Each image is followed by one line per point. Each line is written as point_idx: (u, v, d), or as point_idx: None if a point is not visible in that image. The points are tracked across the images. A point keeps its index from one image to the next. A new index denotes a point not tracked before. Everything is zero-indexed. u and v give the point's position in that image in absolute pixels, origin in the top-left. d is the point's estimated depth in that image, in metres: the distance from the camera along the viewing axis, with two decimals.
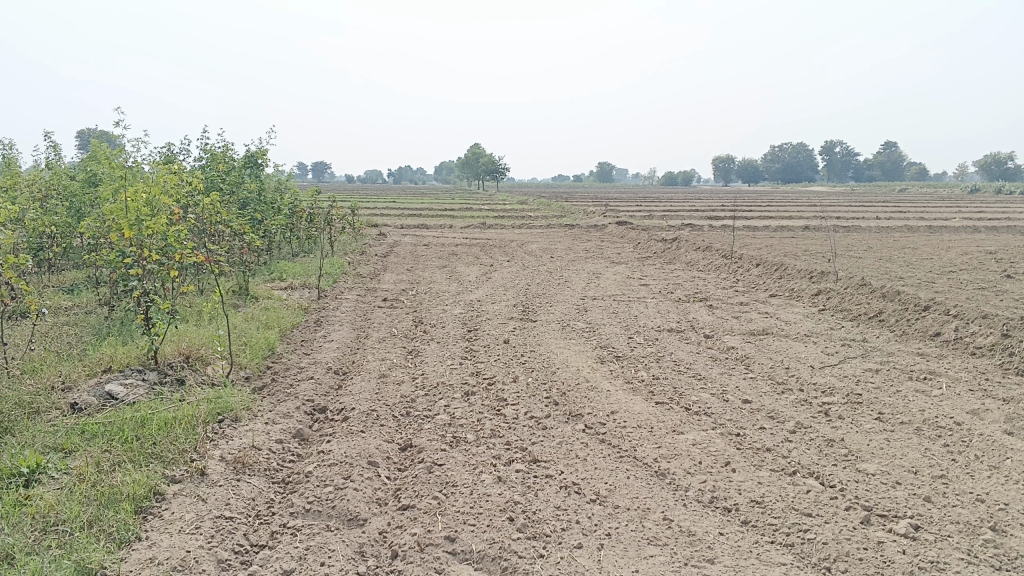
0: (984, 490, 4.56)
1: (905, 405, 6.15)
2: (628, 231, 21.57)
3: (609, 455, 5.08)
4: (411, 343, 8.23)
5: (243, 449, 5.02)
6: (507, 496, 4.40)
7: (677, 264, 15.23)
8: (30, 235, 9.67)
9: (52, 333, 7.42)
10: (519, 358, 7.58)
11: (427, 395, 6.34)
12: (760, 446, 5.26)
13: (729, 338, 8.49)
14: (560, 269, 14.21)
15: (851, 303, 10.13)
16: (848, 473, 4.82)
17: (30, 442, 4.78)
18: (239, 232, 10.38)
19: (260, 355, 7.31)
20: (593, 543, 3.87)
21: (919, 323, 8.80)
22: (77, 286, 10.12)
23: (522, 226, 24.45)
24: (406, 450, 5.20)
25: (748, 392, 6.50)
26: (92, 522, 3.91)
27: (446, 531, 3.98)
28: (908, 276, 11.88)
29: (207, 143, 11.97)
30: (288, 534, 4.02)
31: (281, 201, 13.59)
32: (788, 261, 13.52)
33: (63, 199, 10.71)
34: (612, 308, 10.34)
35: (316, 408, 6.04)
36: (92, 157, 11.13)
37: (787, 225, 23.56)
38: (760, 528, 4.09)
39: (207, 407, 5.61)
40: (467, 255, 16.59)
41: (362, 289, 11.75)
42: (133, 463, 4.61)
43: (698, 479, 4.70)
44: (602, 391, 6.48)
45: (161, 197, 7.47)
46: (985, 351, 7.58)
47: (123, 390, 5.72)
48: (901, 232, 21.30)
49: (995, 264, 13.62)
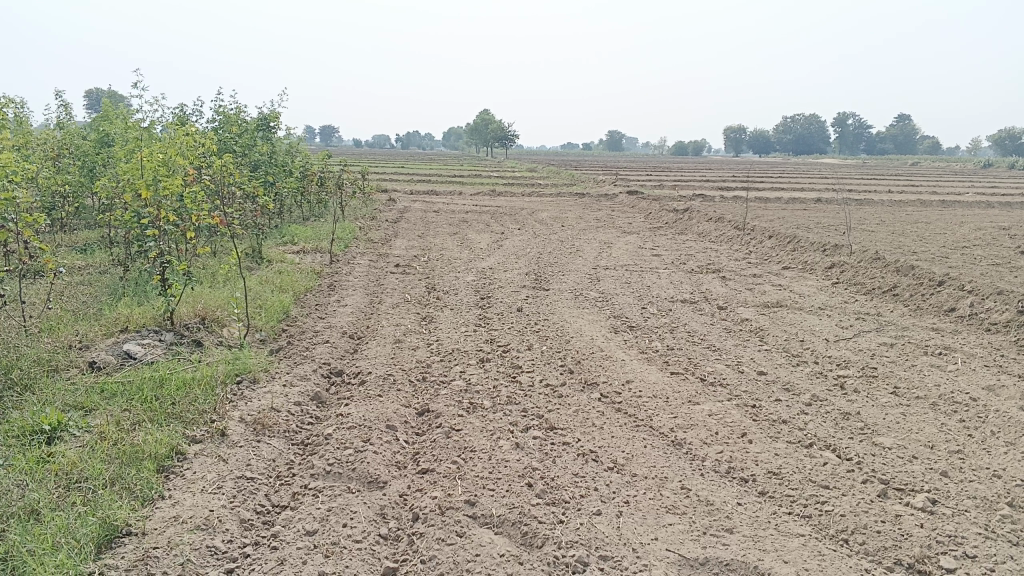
0: (1000, 465, 4.56)
1: (921, 380, 6.15)
2: (639, 202, 21.41)
3: (626, 424, 5.09)
4: (424, 310, 8.23)
5: (262, 411, 5.05)
6: (525, 462, 4.42)
7: (689, 235, 15.14)
8: (43, 194, 9.65)
9: (69, 293, 7.44)
10: (532, 326, 7.58)
11: (442, 361, 6.36)
12: (776, 418, 5.27)
13: (743, 310, 8.47)
14: (570, 239, 14.13)
15: (865, 277, 10.09)
16: (865, 446, 4.83)
17: (50, 400, 4.81)
18: (252, 194, 10.35)
19: (276, 318, 7.34)
20: (612, 510, 3.90)
21: (935, 298, 8.76)
22: (91, 246, 10.12)
23: (533, 193, 24.33)
24: (424, 415, 5.23)
25: (763, 363, 6.51)
26: (115, 480, 3.94)
27: (466, 495, 4.00)
28: (922, 250, 11.80)
29: (220, 104, 11.93)
30: (309, 496, 4.05)
31: (292, 164, 13.53)
32: (801, 234, 13.44)
33: (77, 157, 10.69)
34: (625, 278, 10.31)
35: (332, 372, 6.07)
36: (105, 116, 11.08)
37: (799, 197, 23.44)
38: (778, 499, 4.11)
39: (226, 368, 5.64)
40: (478, 222, 16.57)
41: (373, 254, 11.73)
42: (154, 423, 4.64)
43: (715, 449, 4.71)
44: (617, 360, 6.49)
45: (177, 157, 7.44)
46: (1000, 327, 7.55)
47: (141, 349, 5.75)
48: (914, 206, 21.15)
49: (1010, 240, 13.52)
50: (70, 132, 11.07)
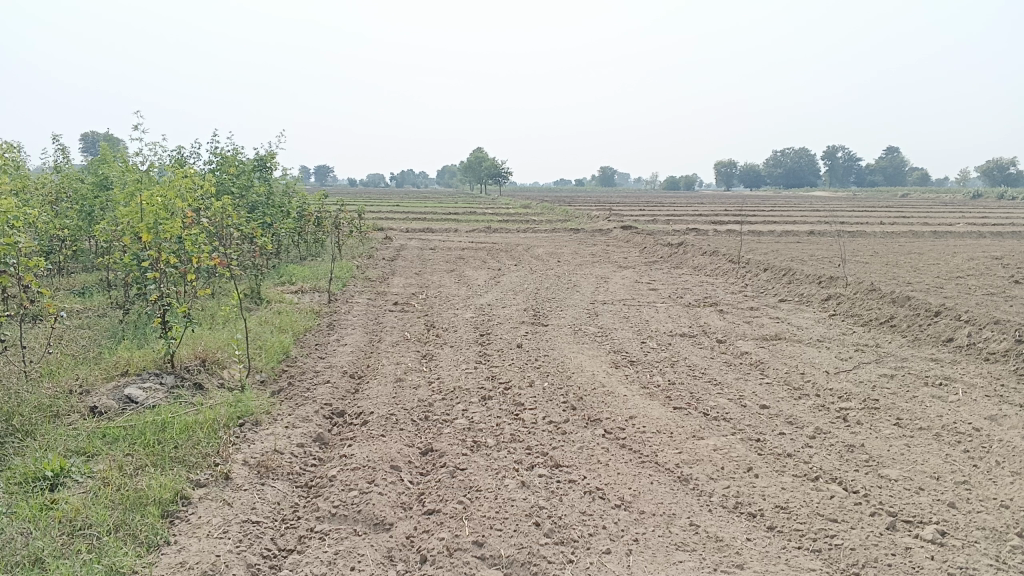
0: (1007, 496, 4.55)
1: (924, 410, 6.15)
2: (633, 236, 21.53)
3: (631, 460, 5.08)
4: (425, 348, 8.22)
5: (266, 453, 5.03)
6: (532, 500, 4.40)
7: (684, 269, 15.21)
8: (41, 238, 9.67)
9: (68, 337, 7.42)
10: (533, 362, 7.58)
11: (444, 400, 6.34)
12: (781, 451, 5.26)
13: (742, 343, 8.48)
14: (567, 274, 14.17)
15: (862, 308, 10.13)
16: (871, 478, 4.82)
17: (52, 446, 4.78)
18: (249, 234, 10.38)
19: (276, 359, 7.32)
20: (621, 548, 3.87)
21: (932, 328, 8.79)
22: (89, 289, 10.12)
23: (528, 230, 24.43)
24: (427, 454, 5.21)
25: (765, 397, 6.50)
26: (119, 526, 3.90)
27: (474, 536, 3.98)
28: (917, 281, 11.87)
29: (217, 146, 12.01)
30: (316, 539, 4.03)
31: (289, 204, 13.59)
32: (796, 266, 13.52)
33: (74, 201, 10.73)
34: (623, 313, 10.33)
35: (334, 412, 6.05)
36: (103, 159, 11.12)
37: (793, 229, 23.61)
38: (786, 534, 4.10)
39: (228, 411, 5.62)
40: (475, 259, 16.63)
41: (371, 293, 11.75)
42: (157, 467, 4.61)
43: (721, 484, 4.70)
44: (619, 395, 6.48)
45: (177, 199, 7.44)
46: (999, 357, 7.57)
47: (143, 393, 5.72)
48: (907, 237, 21.30)
49: (1003, 269, 13.61)
50: (68, 176, 11.09)
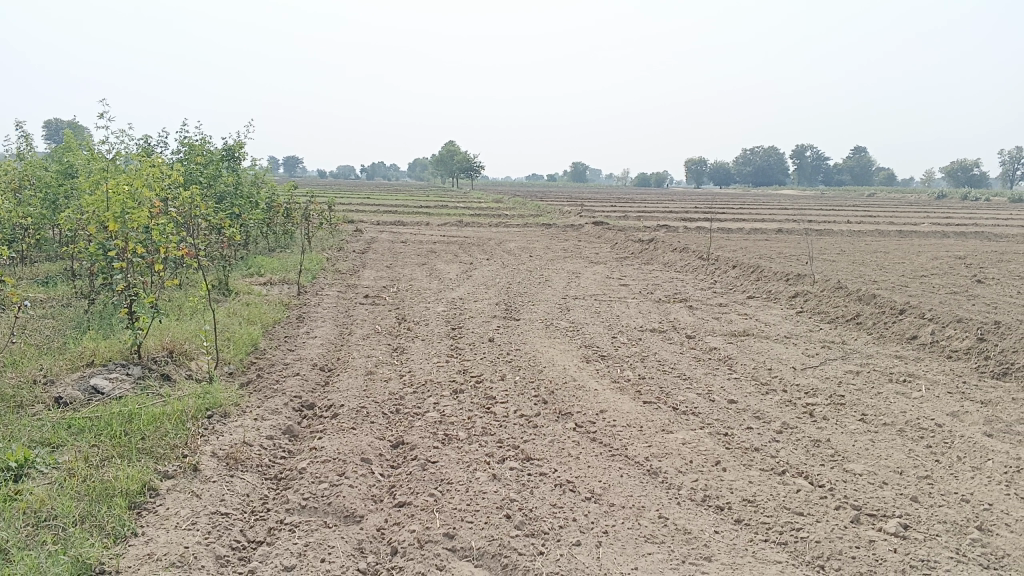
0: (968, 490, 4.65)
1: (888, 407, 6.26)
2: (604, 232, 21.62)
3: (601, 453, 5.11)
4: (395, 341, 8.20)
5: (234, 445, 4.99)
6: (503, 493, 4.41)
7: (654, 265, 15.31)
8: (4, 227, 9.48)
9: (32, 326, 7.29)
10: (505, 356, 7.59)
11: (415, 393, 6.33)
12: (749, 446, 5.32)
13: (711, 339, 8.57)
14: (538, 268, 14.20)
15: (829, 305, 10.27)
16: (837, 473, 4.90)
17: (15, 436, 4.70)
18: (217, 225, 10.26)
19: (244, 351, 7.25)
20: (591, 541, 3.90)
21: (897, 326, 8.93)
22: (53, 279, 9.96)
23: (500, 224, 24.45)
24: (398, 447, 5.20)
25: (733, 392, 6.58)
26: (85, 518, 3.85)
27: (445, 528, 3.98)
28: (882, 279, 12.06)
29: (185, 135, 11.85)
30: (286, 531, 4.01)
31: (258, 195, 13.47)
32: (764, 264, 13.66)
33: (38, 189, 10.53)
34: (594, 308, 10.38)
35: (304, 405, 6.02)
36: (68, 147, 10.93)
37: (761, 227, 23.85)
38: (754, 526, 4.15)
39: (196, 403, 5.56)
40: (446, 252, 16.61)
41: (342, 285, 11.69)
42: (124, 459, 4.56)
43: (690, 478, 4.75)
44: (590, 390, 6.51)
45: (144, 188, 7.31)
46: (962, 354, 7.72)
47: (109, 384, 5.64)
48: (873, 236, 21.63)
49: (965, 269, 13.89)
50: (31, 163, 10.87)
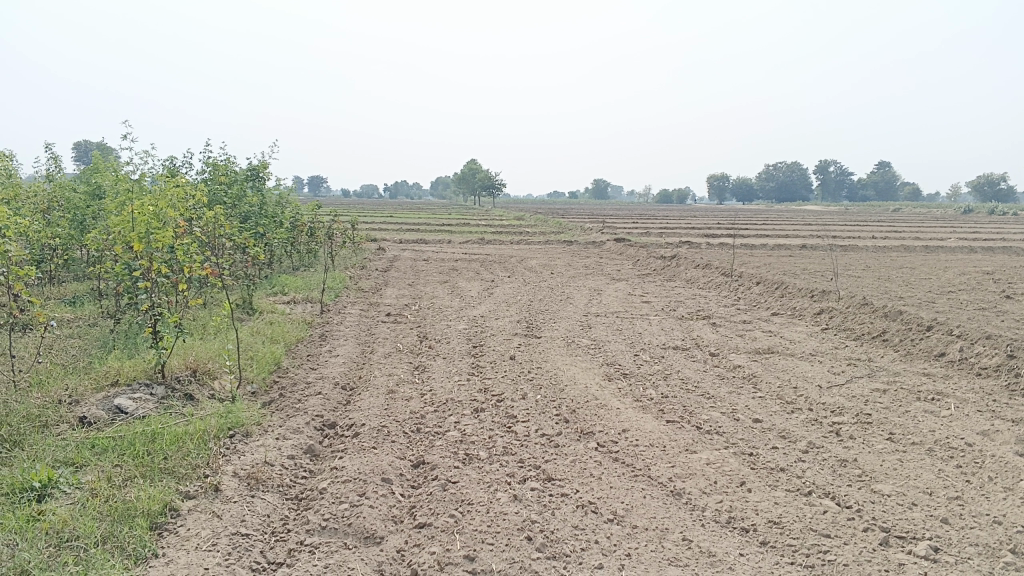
0: (1000, 512, 4.54)
1: (916, 426, 6.14)
2: (627, 249, 21.55)
3: (624, 473, 5.06)
4: (417, 359, 8.19)
5: (256, 465, 4.99)
6: (524, 514, 4.37)
7: (678, 282, 15.23)
8: (32, 247, 9.63)
9: (57, 346, 7.37)
10: (526, 374, 7.55)
11: (436, 412, 6.30)
12: (774, 466, 5.24)
13: (735, 357, 8.48)
14: (560, 286, 14.18)
15: (855, 322, 10.14)
16: (864, 494, 4.81)
17: (40, 456, 4.73)
18: (242, 246, 10.35)
19: (267, 370, 7.28)
20: (614, 563, 3.85)
21: (924, 343, 8.80)
22: (79, 299, 10.09)
23: (522, 241, 24.48)
24: (419, 467, 5.17)
25: (758, 411, 6.49)
26: (107, 538, 3.86)
27: (465, 550, 3.95)
28: (909, 295, 11.91)
29: (210, 157, 11.98)
30: (306, 552, 3.99)
31: (282, 214, 13.56)
32: (788, 280, 13.53)
33: (66, 210, 10.68)
34: (616, 325, 10.33)
35: (326, 424, 6.02)
36: (96, 169, 11.08)
37: (786, 242, 23.66)
38: (779, 549, 4.08)
39: (219, 423, 5.58)
40: (468, 270, 16.63)
41: (364, 303, 11.73)
42: (146, 479, 4.57)
43: (714, 499, 4.68)
44: (612, 408, 6.46)
45: (168, 209, 7.32)
46: (991, 372, 7.58)
47: (132, 404, 5.68)
48: (899, 252, 21.40)
49: (994, 285, 13.68)
50: (60, 184, 11.04)
